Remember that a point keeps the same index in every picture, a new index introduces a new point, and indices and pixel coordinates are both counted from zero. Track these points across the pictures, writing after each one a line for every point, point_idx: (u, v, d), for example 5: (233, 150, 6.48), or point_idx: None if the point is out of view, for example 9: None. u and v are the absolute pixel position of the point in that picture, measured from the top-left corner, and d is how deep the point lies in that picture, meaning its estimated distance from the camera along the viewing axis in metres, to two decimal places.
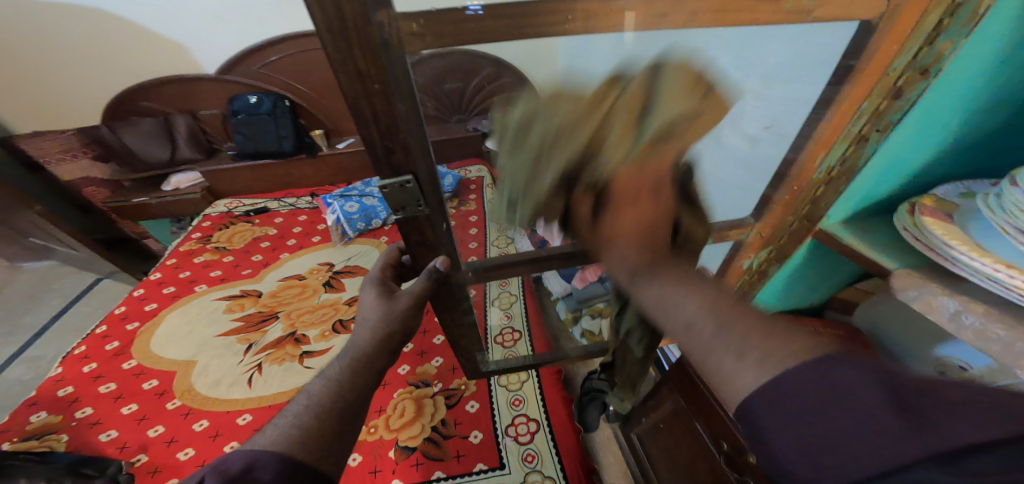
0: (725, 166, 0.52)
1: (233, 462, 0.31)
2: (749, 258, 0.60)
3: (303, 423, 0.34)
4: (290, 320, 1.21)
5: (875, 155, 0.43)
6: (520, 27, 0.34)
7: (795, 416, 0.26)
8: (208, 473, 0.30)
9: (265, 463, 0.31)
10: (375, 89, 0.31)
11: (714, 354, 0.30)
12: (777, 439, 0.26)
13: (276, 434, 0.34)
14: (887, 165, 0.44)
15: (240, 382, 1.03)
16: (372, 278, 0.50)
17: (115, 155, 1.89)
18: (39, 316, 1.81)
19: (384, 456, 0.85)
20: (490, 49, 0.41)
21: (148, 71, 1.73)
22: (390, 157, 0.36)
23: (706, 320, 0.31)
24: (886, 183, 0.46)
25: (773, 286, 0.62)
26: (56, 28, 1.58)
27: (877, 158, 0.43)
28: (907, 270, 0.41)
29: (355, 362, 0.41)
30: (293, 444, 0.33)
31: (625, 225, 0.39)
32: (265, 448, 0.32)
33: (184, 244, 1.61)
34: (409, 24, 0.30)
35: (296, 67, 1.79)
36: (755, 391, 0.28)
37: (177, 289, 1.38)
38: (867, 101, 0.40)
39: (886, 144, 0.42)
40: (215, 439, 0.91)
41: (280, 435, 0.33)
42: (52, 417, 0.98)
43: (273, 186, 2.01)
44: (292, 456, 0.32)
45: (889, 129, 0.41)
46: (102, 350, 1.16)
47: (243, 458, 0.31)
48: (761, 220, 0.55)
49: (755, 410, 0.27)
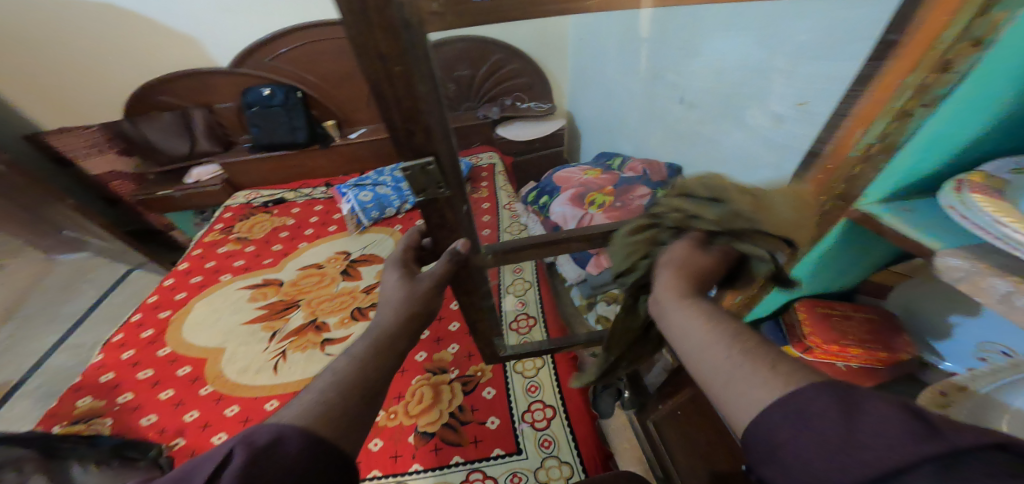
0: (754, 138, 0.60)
1: (261, 435, 0.31)
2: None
3: (327, 399, 0.35)
4: (311, 307, 1.25)
5: (919, 131, 0.40)
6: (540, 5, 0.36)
7: (810, 420, 0.26)
8: (237, 445, 0.31)
9: (293, 438, 0.32)
10: (396, 71, 0.30)
11: (742, 368, 0.31)
12: (790, 443, 0.27)
13: (302, 409, 0.34)
14: (931, 139, 0.40)
15: (266, 368, 1.08)
16: (394, 259, 0.51)
17: (137, 149, 1.94)
18: (78, 306, 1.90)
19: (403, 441, 0.88)
20: (495, 31, 0.42)
21: (163, 65, 1.76)
22: (411, 140, 0.36)
23: (752, 335, 0.33)
24: (932, 158, 0.43)
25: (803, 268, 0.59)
26: (77, 26, 1.62)
27: (922, 134, 0.40)
28: (952, 250, 0.39)
29: (378, 341, 0.42)
30: (317, 419, 0.34)
31: (709, 265, 0.43)
32: (292, 423, 0.33)
33: (208, 235, 1.66)
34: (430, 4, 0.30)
35: (306, 58, 1.79)
36: (772, 402, 0.28)
37: (204, 278, 1.44)
38: (912, 76, 0.37)
39: (931, 120, 0.39)
40: (246, 424, 0.96)
41: (308, 410, 0.34)
42: (96, 402, 1.04)
43: (288, 178, 2.03)
44: (318, 432, 0.33)
45: (936, 103, 0.38)
46: (138, 338, 1.22)
47: (271, 431, 0.32)
48: None
49: (771, 418, 0.28)
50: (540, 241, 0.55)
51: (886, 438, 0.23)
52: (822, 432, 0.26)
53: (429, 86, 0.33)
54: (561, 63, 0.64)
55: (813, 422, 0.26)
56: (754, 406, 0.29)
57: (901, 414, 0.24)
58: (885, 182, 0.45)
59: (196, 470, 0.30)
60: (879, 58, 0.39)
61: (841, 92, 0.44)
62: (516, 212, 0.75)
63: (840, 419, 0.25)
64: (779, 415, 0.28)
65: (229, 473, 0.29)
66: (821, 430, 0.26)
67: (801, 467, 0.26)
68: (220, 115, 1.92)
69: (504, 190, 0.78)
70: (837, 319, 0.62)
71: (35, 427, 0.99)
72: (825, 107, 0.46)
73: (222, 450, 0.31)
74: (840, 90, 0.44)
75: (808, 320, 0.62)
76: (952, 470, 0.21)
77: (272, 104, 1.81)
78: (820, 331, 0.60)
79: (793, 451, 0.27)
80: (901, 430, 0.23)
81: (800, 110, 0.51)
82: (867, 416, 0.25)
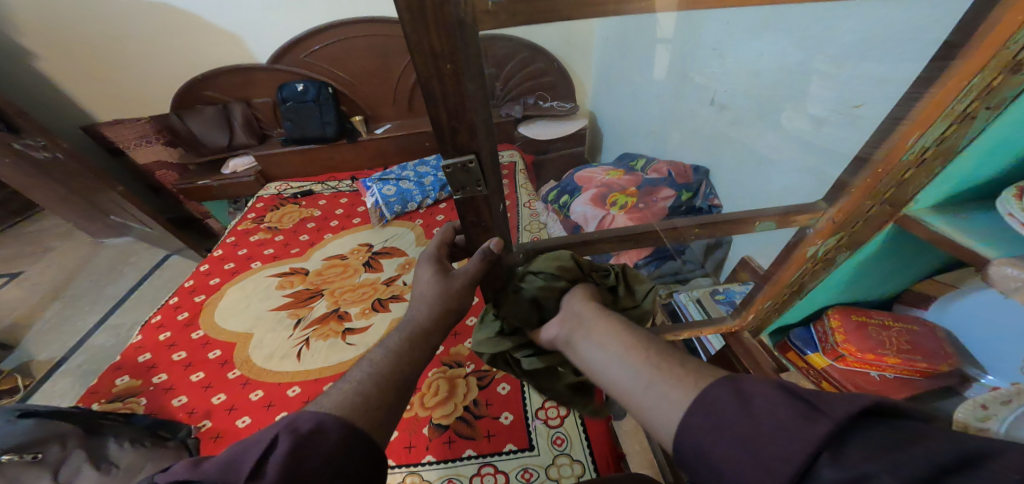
0: (796, 146, 0.60)
1: (303, 423, 0.33)
2: (814, 245, 0.53)
3: (364, 391, 0.37)
4: (334, 297, 1.29)
5: (982, 134, 0.38)
6: (579, 5, 0.36)
7: (728, 425, 0.28)
8: (282, 430, 0.32)
9: (332, 428, 0.33)
10: (447, 69, 0.32)
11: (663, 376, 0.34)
12: (715, 450, 0.28)
13: (340, 400, 0.36)
14: (994, 143, 0.38)
15: (290, 355, 1.13)
16: (429, 255, 0.51)
17: (183, 142, 2.05)
18: (120, 288, 2.03)
19: (418, 432, 0.90)
20: (526, 32, 0.43)
21: (207, 61, 1.85)
22: (454, 137, 0.37)
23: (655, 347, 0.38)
24: (991, 163, 0.41)
25: (836, 276, 0.57)
26: (130, 23, 1.72)
27: (985, 137, 0.38)
28: (1009, 259, 0.37)
29: (412, 335, 0.43)
30: (354, 410, 0.35)
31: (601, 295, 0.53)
32: (331, 413, 0.34)
33: (241, 223, 1.74)
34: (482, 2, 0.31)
35: (338, 54, 1.84)
36: (690, 409, 0.30)
37: (237, 265, 1.51)
38: (979, 77, 0.34)
39: (996, 123, 0.37)
40: (269, 409, 1.00)
41: (345, 401, 0.36)
42: (133, 381, 1.11)
43: (316, 171, 2.10)
44: (353, 422, 0.34)
45: (1003, 105, 0.35)
46: (175, 320, 1.30)
47: (312, 419, 0.33)
48: (834, 206, 0.49)
49: (693, 427, 0.30)
50: (575, 240, 0.54)
51: (782, 425, 0.26)
52: (741, 436, 0.27)
53: (477, 85, 0.34)
54: (586, 62, 0.62)
55: (732, 426, 0.28)
56: (677, 409, 0.31)
57: (793, 405, 0.26)
58: (936, 189, 0.43)
59: (245, 454, 0.31)
60: (949, 56, 0.35)
61: (901, 94, 0.41)
62: (536, 211, 0.71)
63: (744, 410, 0.28)
64: (700, 423, 0.29)
65: (275, 458, 0.30)
66: (738, 431, 0.27)
67: (727, 471, 0.27)
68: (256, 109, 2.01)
69: (525, 187, 0.69)
70: (874, 329, 0.59)
71: (77, 403, 1.06)
72: (877, 117, 0.44)
73: (265, 436, 0.32)
74: (899, 92, 0.41)
75: (842, 329, 0.60)
76: (841, 446, 0.23)
77: (305, 99, 1.88)
78: (855, 339, 0.58)
79: (716, 456, 0.28)
80: (796, 416, 0.26)
81: (842, 112, 0.50)
82: (760, 405, 0.28)
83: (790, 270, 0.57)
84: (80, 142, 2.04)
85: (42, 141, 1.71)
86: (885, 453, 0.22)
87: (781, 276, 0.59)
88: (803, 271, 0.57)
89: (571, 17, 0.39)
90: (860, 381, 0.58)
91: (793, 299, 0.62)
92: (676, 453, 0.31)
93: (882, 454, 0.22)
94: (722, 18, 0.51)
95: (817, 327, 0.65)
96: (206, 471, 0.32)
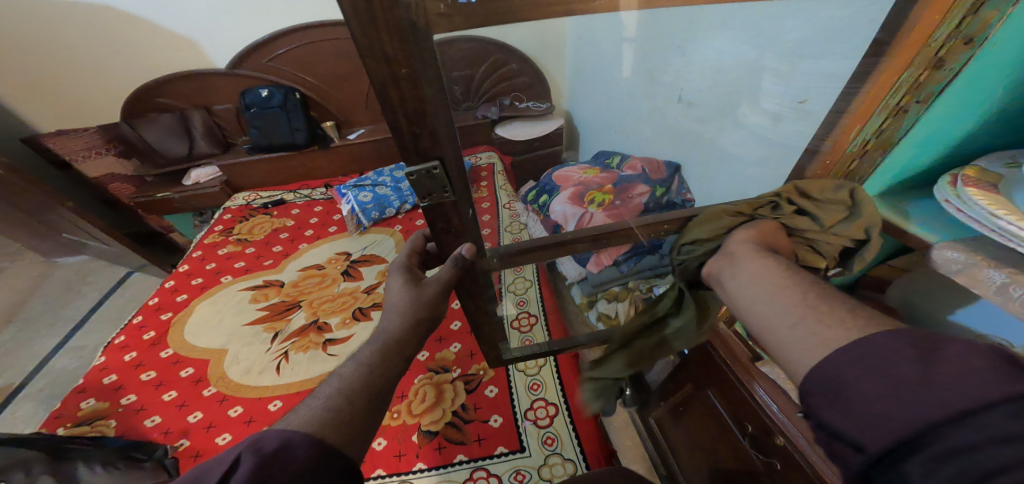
0: (755, 140, 0.64)
1: (268, 441, 0.31)
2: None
3: (334, 406, 0.35)
4: (312, 308, 1.25)
5: (914, 127, 0.41)
6: (547, 6, 0.37)
7: (887, 367, 0.29)
8: (245, 450, 0.30)
9: (300, 445, 0.32)
10: (402, 73, 0.31)
11: (828, 312, 0.34)
12: (861, 384, 0.29)
13: (308, 415, 0.35)
14: (928, 134, 0.41)
15: (269, 369, 1.08)
16: (398, 265, 0.51)
17: (137, 151, 1.92)
18: (78, 308, 1.89)
19: (408, 440, 0.88)
20: (496, 34, 0.44)
21: (163, 67, 1.76)
22: (417, 143, 0.36)
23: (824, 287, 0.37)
24: (927, 153, 0.43)
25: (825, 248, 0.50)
26: (74, 28, 1.61)
27: (918, 131, 0.41)
28: (949, 243, 0.40)
29: (386, 347, 0.42)
30: (325, 426, 0.34)
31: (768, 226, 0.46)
32: (297, 429, 0.33)
33: (208, 237, 1.66)
34: (437, 5, 0.31)
35: (304, 59, 1.80)
36: (847, 348, 0.31)
37: (206, 280, 1.44)
38: (909, 72, 0.37)
39: (926, 117, 0.39)
40: (249, 425, 0.96)
41: (312, 418, 0.34)
42: (101, 404, 1.04)
43: (287, 179, 2.03)
44: (326, 439, 0.33)
45: (930, 99, 0.38)
46: (140, 340, 1.22)
47: (279, 438, 0.32)
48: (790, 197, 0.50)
49: (843, 363, 0.30)
50: (550, 242, 0.54)
51: (964, 377, 0.25)
52: (895, 375, 0.28)
53: (438, 89, 0.34)
54: (557, 63, 0.64)
55: (890, 368, 0.28)
56: (829, 345, 0.32)
57: (989, 363, 0.25)
58: (880, 177, 0.46)
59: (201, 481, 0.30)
60: (878, 54, 0.39)
61: (841, 89, 0.44)
62: (515, 212, 0.72)
63: (911, 360, 0.28)
64: (852, 357, 0.30)
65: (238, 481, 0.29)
66: (896, 374, 0.28)
67: (865, 403, 0.29)
68: (218, 116, 1.92)
69: (504, 188, 0.71)
70: None
71: (39, 428, 0.98)
72: (821, 111, 0.48)
73: (228, 456, 0.31)
74: (837, 89, 0.45)
75: None
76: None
77: (271, 104, 1.81)
78: None
79: (856, 390, 0.29)
80: (986, 372, 0.25)
81: (798, 109, 0.53)
82: (942, 360, 0.27)
83: None
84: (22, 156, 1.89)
85: None
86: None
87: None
88: None
89: (533, 19, 0.40)
90: None
91: None
92: (805, 382, 0.33)
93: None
94: (676, 17, 0.53)
95: None
96: None
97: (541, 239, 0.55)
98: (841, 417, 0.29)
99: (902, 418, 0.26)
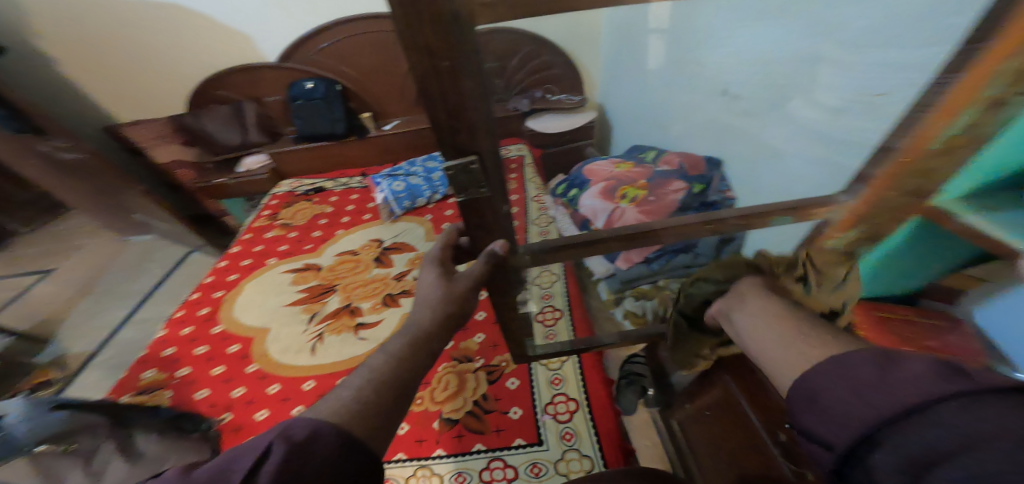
0: (804, 136, 0.61)
1: (298, 430, 0.32)
2: (834, 239, 0.53)
3: (363, 398, 0.36)
4: (346, 292, 1.32)
5: (1014, 122, 0.36)
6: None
7: (850, 375, 0.30)
8: (276, 438, 0.31)
9: (327, 436, 0.32)
10: (444, 67, 0.31)
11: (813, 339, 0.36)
12: (830, 392, 0.31)
13: (336, 406, 0.35)
14: None
15: (304, 350, 1.15)
16: (432, 257, 0.52)
17: (197, 140, 2.07)
18: (144, 283, 2.09)
19: (428, 427, 0.92)
20: (537, 26, 0.44)
21: (221, 61, 1.89)
22: (455, 137, 0.36)
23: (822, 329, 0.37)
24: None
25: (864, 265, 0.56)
26: (147, 25, 1.76)
27: (1017, 125, 0.36)
28: None
29: (416, 339, 0.44)
30: (352, 418, 0.35)
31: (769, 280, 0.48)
32: (326, 419, 0.34)
33: (257, 221, 1.78)
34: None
35: (345, 51, 1.86)
36: (821, 362, 0.33)
37: (254, 261, 1.55)
38: (1013, 61, 0.32)
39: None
40: (285, 402, 1.03)
41: (341, 409, 0.35)
42: (159, 375, 1.15)
43: (327, 167, 2.11)
44: (352, 431, 0.34)
45: None
46: (196, 315, 1.34)
47: (307, 426, 0.33)
48: (852, 201, 0.49)
49: (816, 374, 0.32)
50: (579, 240, 0.54)
51: (912, 380, 0.26)
52: (857, 381, 0.29)
53: (474, 82, 0.34)
54: (593, 53, 0.61)
55: (854, 375, 0.30)
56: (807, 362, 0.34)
57: (941, 369, 0.26)
58: (964, 179, 0.42)
59: (234, 468, 0.31)
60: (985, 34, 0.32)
61: (928, 81, 0.39)
62: (544, 205, 0.68)
63: (877, 366, 0.29)
64: (823, 369, 0.32)
65: (269, 468, 0.30)
66: (858, 380, 0.29)
67: (832, 409, 0.30)
68: (268, 107, 2.03)
69: (533, 181, 0.68)
70: (898, 324, 0.57)
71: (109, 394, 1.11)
72: (900, 104, 0.43)
73: (260, 443, 0.32)
74: (921, 80, 0.40)
75: (863, 325, 0.57)
76: (971, 407, 0.23)
77: (314, 96, 1.89)
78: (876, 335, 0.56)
79: (825, 396, 0.31)
80: (931, 374, 0.26)
81: (862, 100, 0.50)
82: (899, 366, 0.28)
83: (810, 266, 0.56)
84: (103, 143, 2.11)
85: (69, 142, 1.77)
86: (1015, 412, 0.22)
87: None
88: None
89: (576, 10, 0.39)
90: None
91: None
92: (791, 393, 0.34)
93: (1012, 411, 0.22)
94: None
95: None
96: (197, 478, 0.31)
97: (568, 238, 0.54)
98: (818, 424, 0.31)
99: (858, 420, 0.28)
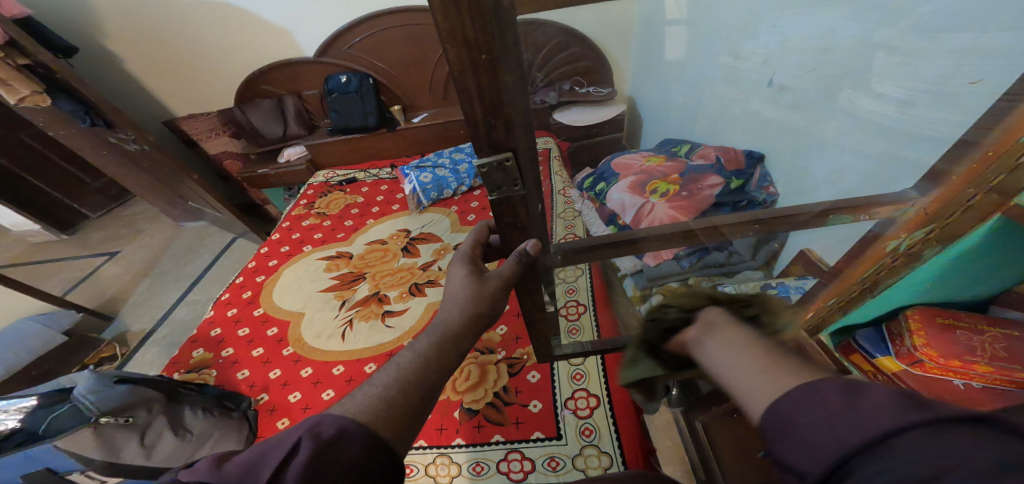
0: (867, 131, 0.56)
1: (326, 427, 0.34)
2: (896, 239, 0.51)
3: (388, 397, 0.38)
4: (375, 280, 1.36)
5: None
6: None
7: (818, 402, 0.28)
8: (305, 435, 0.34)
9: (353, 435, 0.34)
10: (483, 60, 0.31)
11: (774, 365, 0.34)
12: (798, 422, 0.29)
13: (363, 404, 0.37)
14: None
15: (335, 335, 1.21)
16: (463, 255, 0.53)
17: (244, 132, 2.21)
18: (196, 267, 2.27)
19: (450, 416, 0.94)
20: (576, 19, 0.46)
21: (263, 57, 1.98)
22: (491, 134, 0.36)
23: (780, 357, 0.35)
24: None
25: (920, 273, 0.54)
26: (199, 24, 1.86)
27: None
28: None
29: (442, 338, 0.44)
30: (376, 417, 0.36)
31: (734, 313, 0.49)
32: (353, 418, 0.36)
33: (295, 209, 1.87)
34: None
35: (377, 44, 1.89)
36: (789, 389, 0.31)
37: (291, 248, 1.63)
38: None
39: None
40: (316, 385, 1.08)
41: (368, 406, 0.37)
42: (207, 354, 1.25)
43: (359, 159, 2.17)
44: (376, 431, 0.35)
45: None
46: (240, 298, 1.44)
47: (335, 425, 0.35)
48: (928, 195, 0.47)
49: (785, 401, 0.30)
50: (614, 241, 0.53)
51: (877, 409, 0.25)
52: (824, 410, 0.27)
53: (513, 74, 0.33)
54: (625, 42, 0.59)
55: (823, 404, 0.28)
56: (776, 387, 0.32)
57: (903, 398, 0.25)
58: None
59: (267, 461, 0.33)
60: None
61: None
62: (570, 199, 0.68)
63: (844, 390, 0.28)
64: (792, 396, 0.30)
65: (298, 464, 0.32)
66: (826, 409, 0.27)
67: (802, 441, 0.28)
68: (307, 101, 2.11)
69: (560, 175, 0.67)
70: (962, 334, 0.54)
71: (163, 371, 1.22)
72: (990, 97, 0.42)
73: (289, 438, 0.34)
74: None
75: (922, 332, 0.55)
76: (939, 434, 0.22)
77: (348, 90, 1.96)
78: (937, 344, 0.53)
79: (794, 426, 0.29)
80: (895, 403, 0.25)
81: (940, 90, 0.47)
82: (865, 392, 0.27)
83: (861, 265, 0.57)
84: (161, 135, 2.28)
85: (131, 135, 1.92)
86: (978, 440, 0.21)
87: (854, 270, 0.58)
88: (878, 267, 0.55)
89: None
90: (938, 390, 0.53)
91: (864, 295, 0.60)
92: (763, 422, 0.31)
93: (977, 439, 0.21)
94: None
95: (890, 326, 0.61)
96: (229, 474, 0.34)
97: (604, 237, 0.53)
98: (789, 455, 0.29)
99: (830, 453, 0.26)
